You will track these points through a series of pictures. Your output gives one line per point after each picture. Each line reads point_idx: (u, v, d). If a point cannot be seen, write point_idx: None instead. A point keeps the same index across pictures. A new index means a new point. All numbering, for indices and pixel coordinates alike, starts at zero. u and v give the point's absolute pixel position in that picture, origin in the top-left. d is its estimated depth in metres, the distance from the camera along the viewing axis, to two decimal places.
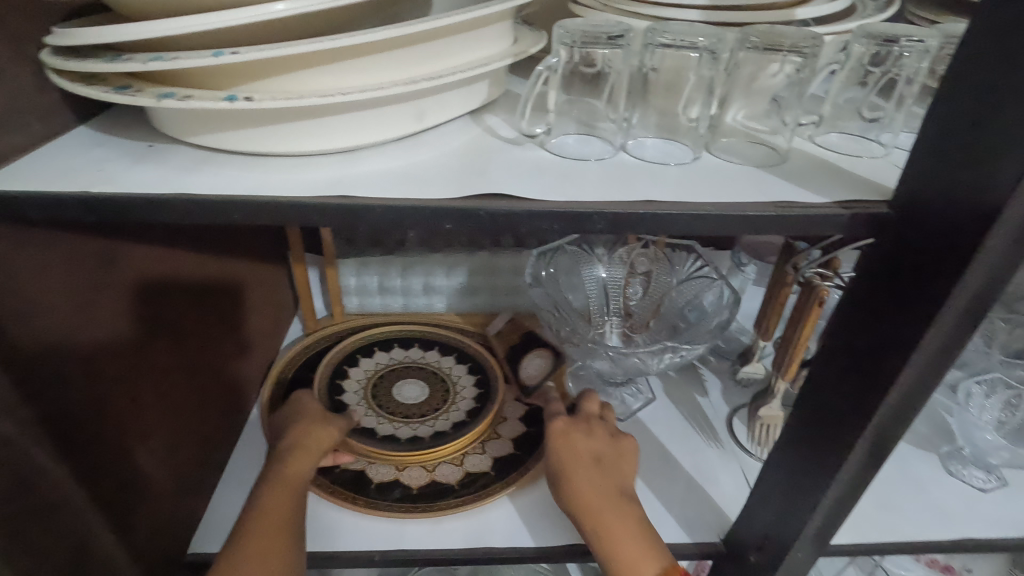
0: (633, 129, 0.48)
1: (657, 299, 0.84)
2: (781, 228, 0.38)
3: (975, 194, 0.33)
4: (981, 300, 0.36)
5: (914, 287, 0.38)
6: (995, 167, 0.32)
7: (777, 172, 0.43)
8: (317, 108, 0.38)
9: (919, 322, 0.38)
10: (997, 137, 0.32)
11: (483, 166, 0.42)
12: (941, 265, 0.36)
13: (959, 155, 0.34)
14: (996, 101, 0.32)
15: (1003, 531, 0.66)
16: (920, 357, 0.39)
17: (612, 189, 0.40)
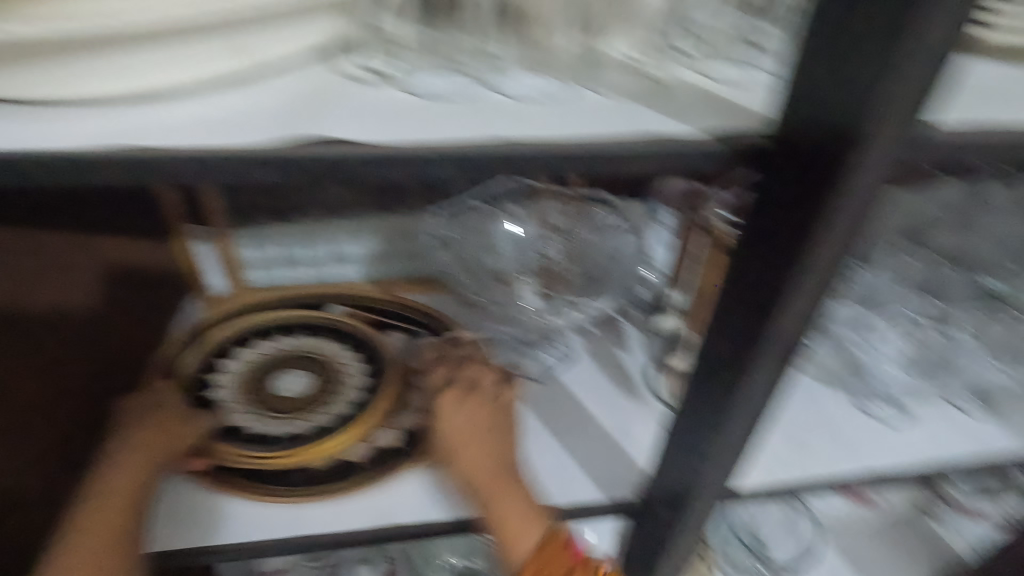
0: (503, 61, 0.43)
1: (576, 252, 0.81)
2: (647, 165, 0.35)
3: (846, 111, 0.32)
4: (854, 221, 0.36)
5: (791, 218, 0.36)
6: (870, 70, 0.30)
7: (655, 103, 0.39)
8: (95, 37, 0.32)
9: (796, 252, 0.37)
10: (863, 35, 0.30)
11: (321, 109, 0.37)
12: (813, 188, 0.34)
13: (832, 67, 0.31)
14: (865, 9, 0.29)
15: (903, 462, 0.68)
16: (800, 288, 0.38)
17: (463, 128, 0.35)
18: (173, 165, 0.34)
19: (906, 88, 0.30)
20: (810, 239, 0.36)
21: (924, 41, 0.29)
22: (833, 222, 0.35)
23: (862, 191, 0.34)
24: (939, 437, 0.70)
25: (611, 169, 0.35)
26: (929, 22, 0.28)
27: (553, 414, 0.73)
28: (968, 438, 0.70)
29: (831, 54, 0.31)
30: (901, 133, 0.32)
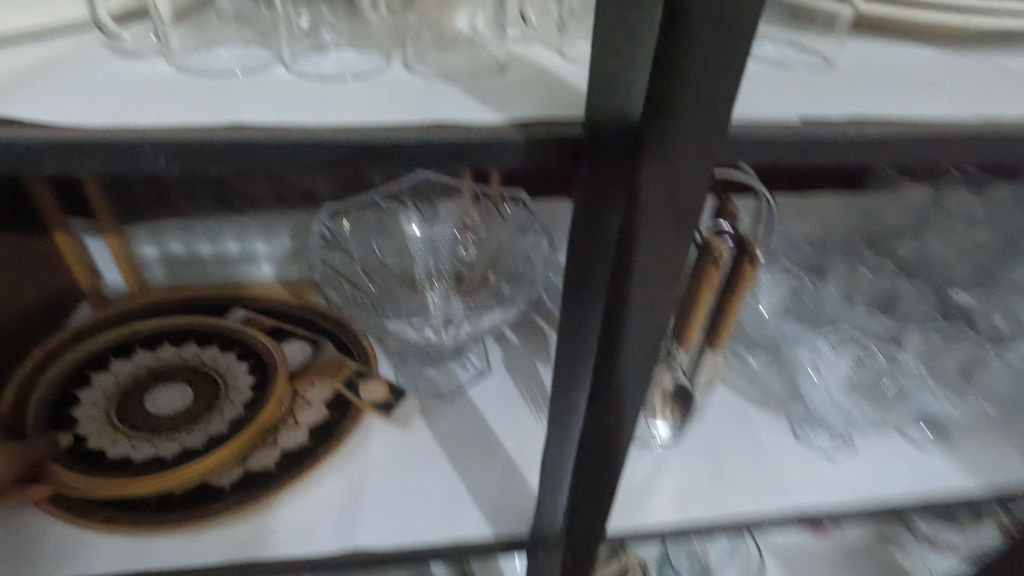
0: (314, 38, 0.36)
1: (493, 256, 0.72)
2: (440, 159, 0.28)
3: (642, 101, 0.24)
4: (678, 230, 0.29)
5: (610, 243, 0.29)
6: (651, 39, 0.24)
7: (472, 86, 0.32)
8: None
9: (619, 266, 0.31)
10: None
11: (38, 82, 0.29)
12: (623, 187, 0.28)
13: None
14: None
15: (837, 499, 0.61)
16: (634, 306, 0.32)
17: (213, 110, 0.28)
18: None
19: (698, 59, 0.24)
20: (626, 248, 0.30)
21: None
22: (648, 230, 0.29)
23: None
24: (884, 472, 0.63)
25: (387, 164, 0.28)
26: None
27: (454, 434, 0.65)
28: (916, 475, 0.63)
29: (630, 28, 0.26)
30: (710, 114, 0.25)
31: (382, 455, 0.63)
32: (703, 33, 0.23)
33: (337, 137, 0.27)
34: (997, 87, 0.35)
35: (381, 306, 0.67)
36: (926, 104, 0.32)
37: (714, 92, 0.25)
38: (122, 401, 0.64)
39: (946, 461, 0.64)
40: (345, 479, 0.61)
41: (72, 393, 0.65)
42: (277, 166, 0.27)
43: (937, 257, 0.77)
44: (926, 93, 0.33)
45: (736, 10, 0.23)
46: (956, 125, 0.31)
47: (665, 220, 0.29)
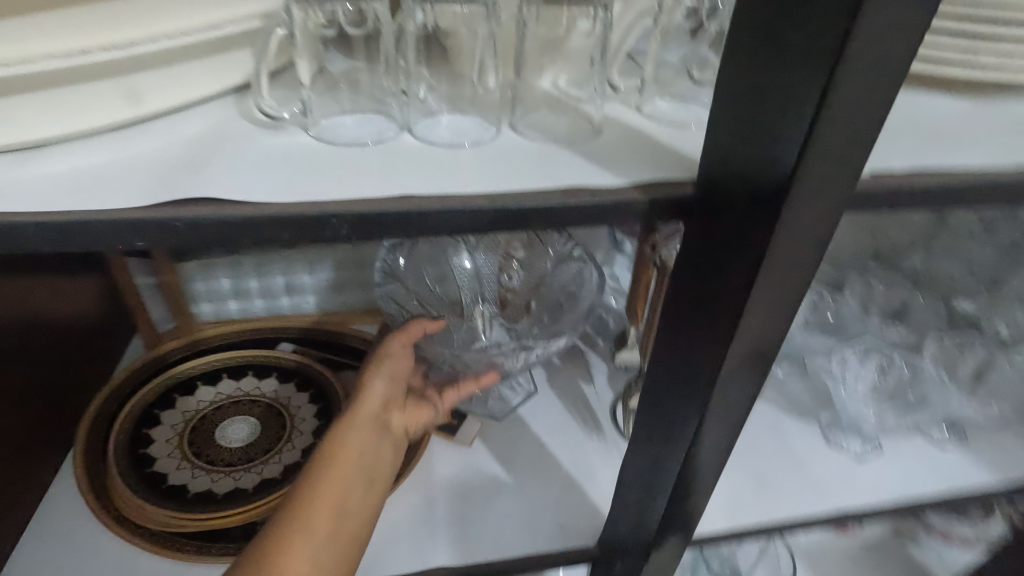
0: (423, 104, 0.40)
1: (538, 283, 0.76)
2: (574, 221, 0.32)
3: (766, 168, 0.28)
4: (785, 283, 0.32)
5: (719, 290, 0.34)
6: (784, 128, 0.27)
7: (580, 151, 0.36)
8: None
9: (727, 318, 0.34)
10: (777, 84, 0.27)
11: (204, 158, 0.33)
12: (740, 249, 0.31)
13: (746, 122, 0.28)
14: (778, 64, 0.26)
15: (874, 500, 0.66)
16: (738, 353, 0.35)
17: (369, 183, 0.32)
18: (9, 229, 0.27)
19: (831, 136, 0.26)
20: (739, 303, 0.32)
21: (849, 91, 0.25)
22: (762, 287, 0.31)
23: (792, 255, 0.31)
24: (909, 472, 0.69)
25: (530, 225, 0.32)
26: (846, 88, 0.25)
27: (512, 455, 0.69)
28: (941, 474, 0.68)
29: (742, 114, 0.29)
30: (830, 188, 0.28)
31: (446, 474, 0.66)
32: (832, 133, 0.26)
33: (490, 206, 0.31)
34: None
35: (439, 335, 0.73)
36: (968, 155, 0.37)
37: (836, 170, 0.28)
38: (191, 438, 0.67)
39: (967, 459, 0.69)
40: (415, 503, 0.64)
41: (145, 433, 0.66)
42: (436, 231, 0.31)
43: (942, 269, 0.83)
44: (966, 143, 0.38)
45: (860, 108, 0.26)
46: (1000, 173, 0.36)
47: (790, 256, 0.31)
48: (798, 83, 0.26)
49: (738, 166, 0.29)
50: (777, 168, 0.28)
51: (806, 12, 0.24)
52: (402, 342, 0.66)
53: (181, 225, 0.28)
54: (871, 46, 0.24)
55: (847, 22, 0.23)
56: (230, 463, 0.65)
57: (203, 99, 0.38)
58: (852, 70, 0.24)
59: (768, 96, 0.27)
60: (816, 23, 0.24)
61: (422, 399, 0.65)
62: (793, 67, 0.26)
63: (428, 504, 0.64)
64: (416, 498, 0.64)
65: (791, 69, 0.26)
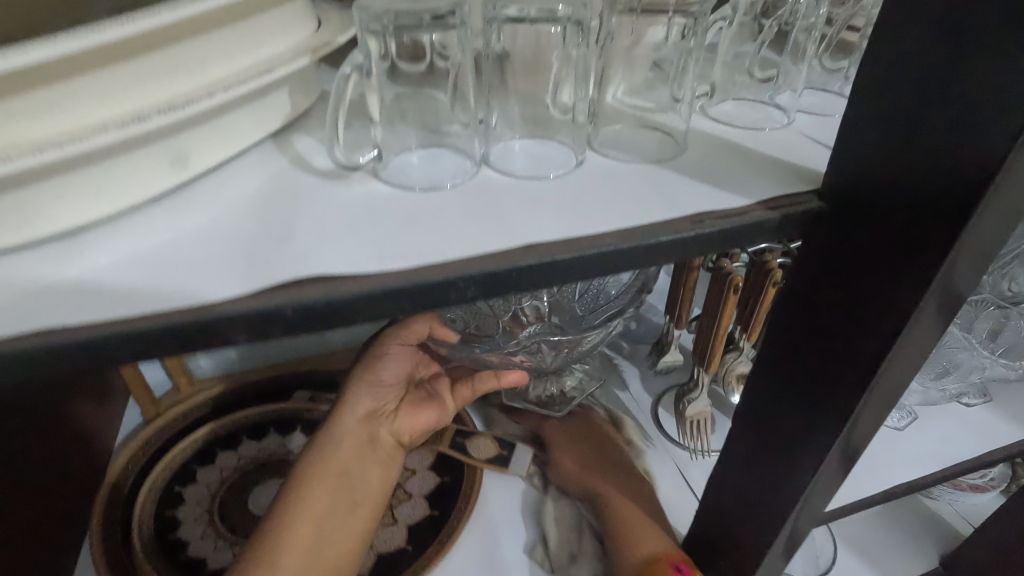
0: (494, 131, 0.36)
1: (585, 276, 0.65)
2: (706, 248, 0.29)
3: (946, 178, 0.25)
4: (958, 293, 0.29)
5: (867, 306, 0.32)
6: (983, 129, 0.24)
7: (683, 168, 0.34)
8: None
9: (884, 330, 0.31)
10: (962, 92, 0.24)
11: (284, 226, 0.28)
12: (910, 259, 0.28)
13: (918, 130, 0.26)
14: (966, 70, 0.24)
15: (925, 469, 0.66)
16: (888, 367, 0.32)
17: (479, 233, 0.28)
18: (85, 344, 0.23)
19: None
20: (902, 316, 0.30)
21: None
22: (929, 302, 0.29)
23: (969, 264, 0.28)
24: (949, 438, 0.70)
25: (661, 260, 0.29)
26: None
27: None
28: (978, 436, 0.70)
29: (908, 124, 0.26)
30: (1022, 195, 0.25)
31: (502, 504, 0.63)
32: None
33: (620, 247, 0.28)
34: None
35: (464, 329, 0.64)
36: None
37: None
38: (222, 513, 0.61)
39: (998, 419, 0.71)
40: (480, 543, 0.59)
41: (170, 516, 0.60)
42: (564, 280, 0.28)
43: None
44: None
45: None
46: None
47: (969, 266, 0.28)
48: (1006, 77, 0.23)
49: (904, 179, 0.27)
50: (961, 178, 0.25)
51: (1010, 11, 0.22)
52: (401, 341, 0.61)
53: (289, 311, 0.24)
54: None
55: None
56: None
57: (247, 149, 0.33)
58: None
59: (947, 104, 0.25)
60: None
61: (421, 403, 0.60)
62: (998, 59, 0.23)
63: (494, 541, 0.60)
64: (481, 537, 0.60)
65: (997, 62, 0.23)
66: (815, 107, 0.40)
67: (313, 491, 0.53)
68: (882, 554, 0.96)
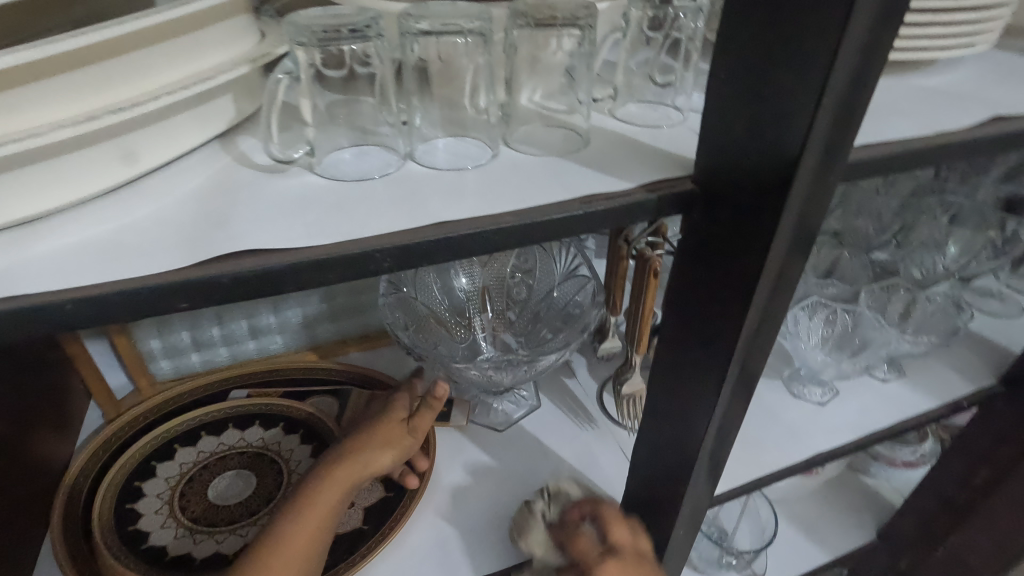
0: (419, 130, 0.40)
1: (544, 295, 0.76)
2: (595, 223, 0.34)
3: (766, 156, 0.31)
4: (794, 261, 0.36)
5: (730, 273, 0.37)
6: (791, 120, 0.29)
7: (582, 160, 0.39)
8: None
9: (744, 293, 0.36)
10: (774, 88, 0.30)
11: (225, 211, 0.32)
12: (754, 229, 0.34)
13: (747, 118, 0.32)
14: (776, 69, 0.30)
15: (842, 437, 0.73)
16: (754, 323, 0.38)
17: (395, 215, 0.32)
18: (44, 312, 0.26)
19: (826, 126, 0.29)
20: (754, 280, 0.35)
21: (839, 86, 0.28)
22: (774, 264, 0.35)
23: (797, 229, 0.33)
24: (864, 409, 0.77)
25: (554, 235, 0.34)
26: (837, 83, 0.28)
27: (514, 458, 0.70)
28: (889, 406, 0.77)
29: (742, 116, 0.32)
30: (827, 165, 0.31)
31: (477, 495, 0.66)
32: (828, 120, 0.29)
33: (516, 224, 0.32)
34: (935, 108, 0.46)
35: (440, 342, 0.71)
36: (909, 126, 0.43)
37: (834, 152, 0.31)
38: (181, 504, 0.64)
39: (905, 391, 0.79)
40: (431, 523, 0.63)
41: (130, 509, 0.62)
42: (471, 251, 0.32)
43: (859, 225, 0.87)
44: (902, 117, 0.45)
45: (850, 97, 0.29)
46: (939, 139, 0.42)
47: (799, 229, 0.34)
48: (803, 77, 0.28)
49: (739, 161, 0.33)
50: (777, 158, 0.31)
51: (800, 26, 0.28)
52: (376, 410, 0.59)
53: (226, 280, 0.28)
54: (861, 48, 0.27)
55: (839, 36, 0.26)
56: (229, 526, 0.63)
57: (193, 148, 0.37)
58: (847, 69, 0.27)
59: (765, 99, 0.31)
60: (813, 31, 0.27)
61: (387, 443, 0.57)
62: (795, 72, 0.29)
63: (443, 520, 0.63)
64: (431, 516, 0.64)
65: (797, 64, 0.28)
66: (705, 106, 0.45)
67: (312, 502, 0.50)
68: (820, 528, 1.04)
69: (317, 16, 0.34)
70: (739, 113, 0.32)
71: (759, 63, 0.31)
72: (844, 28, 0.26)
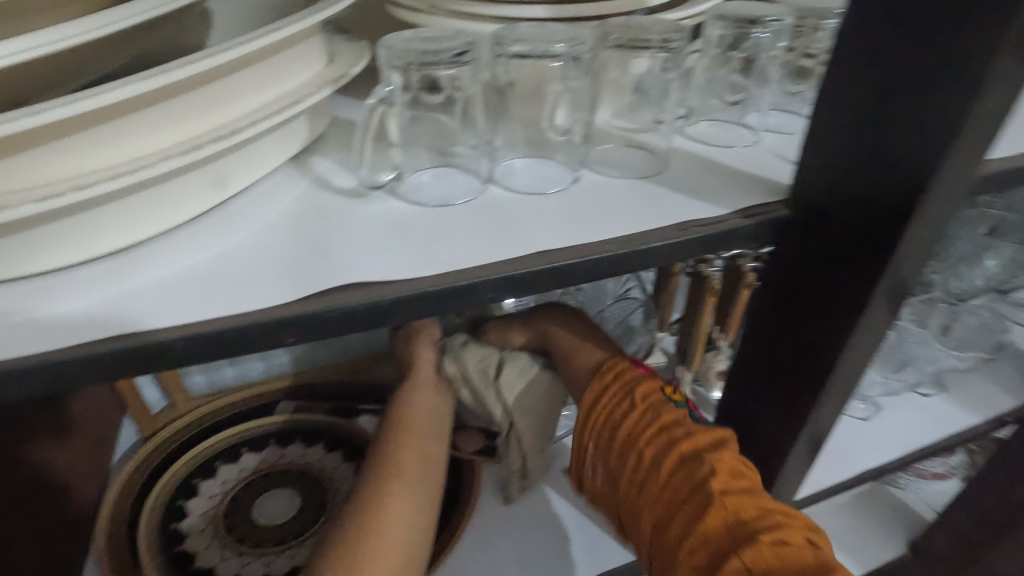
0: (497, 152, 0.39)
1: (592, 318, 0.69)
2: (692, 252, 0.33)
3: (886, 186, 0.31)
4: (896, 291, 0.35)
5: (830, 301, 0.36)
6: (920, 150, 0.29)
7: (668, 183, 0.38)
8: (61, 208, 0.26)
9: (846, 320, 0.36)
10: (900, 117, 0.29)
11: (317, 240, 0.31)
12: (865, 258, 0.33)
13: (864, 147, 0.31)
14: (903, 99, 0.29)
15: (888, 455, 0.72)
16: (852, 352, 0.37)
17: (492, 243, 0.32)
18: (153, 350, 0.26)
19: (960, 158, 0.28)
20: (862, 308, 0.34)
21: (978, 118, 0.27)
22: (883, 294, 0.34)
23: (914, 259, 0.32)
24: (909, 426, 0.76)
25: (653, 264, 0.33)
26: (977, 115, 0.26)
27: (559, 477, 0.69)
28: (933, 424, 0.76)
29: (859, 145, 0.31)
30: (953, 197, 0.30)
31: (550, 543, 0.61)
32: (963, 152, 0.28)
33: (619, 254, 0.31)
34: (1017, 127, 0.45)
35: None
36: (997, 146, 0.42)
37: (961, 184, 0.30)
38: (225, 524, 0.63)
39: (949, 407, 0.78)
40: (481, 540, 0.61)
41: (174, 530, 0.61)
42: (572, 281, 0.31)
43: None
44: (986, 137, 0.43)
45: (989, 128, 0.27)
46: None
47: (918, 258, 0.32)
48: (938, 110, 0.27)
49: (852, 189, 0.32)
50: (900, 188, 0.30)
51: (935, 56, 0.27)
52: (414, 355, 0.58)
53: (333, 316, 0.27)
54: (1008, 81, 0.26)
55: (986, 70, 0.25)
56: (275, 547, 0.61)
57: (272, 172, 0.36)
58: (990, 101, 0.26)
59: (888, 129, 0.30)
60: (952, 62, 0.26)
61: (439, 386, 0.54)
62: (927, 103, 0.28)
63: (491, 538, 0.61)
64: (480, 534, 0.62)
65: (931, 95, 0.27)
66: (780, 126, 0.45)
67: (388, 458, 0.46)
68: (852, 542, 1.03)
69: (409, 40, 0.33)
70: (853, 141, 0.32)
71: (881, 90, 0.30)
72: (992, 61, 0.25)
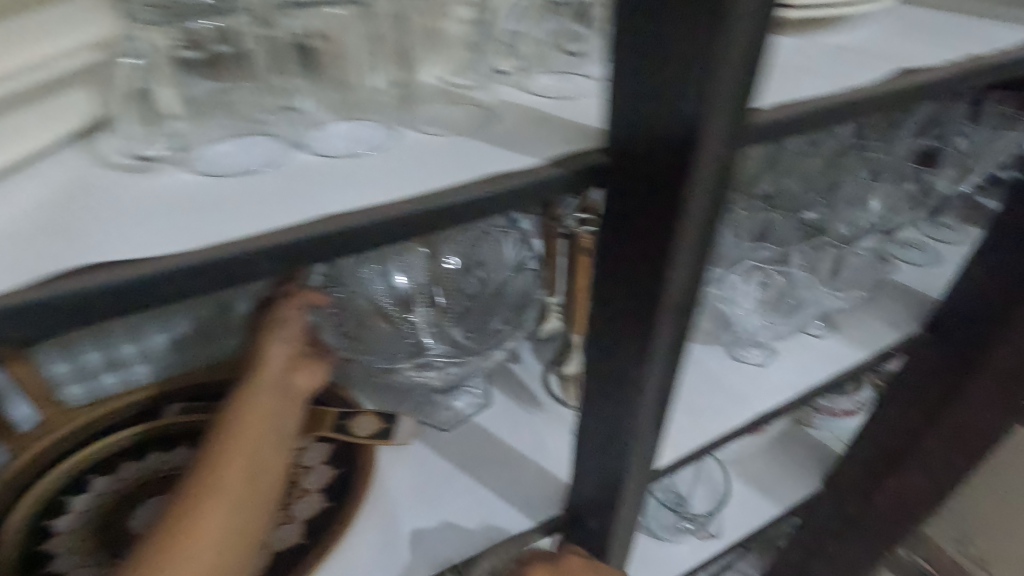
0: (309, 116, 0.37)
1: (494, 289, 0.72)
2: (500, 206, 0.32)
3: (672, 114, 0.31)
4: (705, 224, 0.35)
5: (645, 241, 0.36)
6: (692, 71, 0.29)
7: (486, 137, 0.36)
8: None
9: (661, 258, 0.36)
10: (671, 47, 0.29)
11: (80, 221, 0.28)
12: (666, 193, 0.33)
13: (648, 78, 0.31)
14: (672, 25, 0.29)
15: (780, 397, 0.75)
16: (671, 290, 0.37)
17: (278, 211, 0.29)
18: None
19: (727, 79, 0.29)
20: (672, 241, 0.35)
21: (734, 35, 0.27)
22: (687, 226, 0.34)
23: (709, 187, 0.33)
24: (802, 367, 0.79)
25: (458, 221, 0.31)
26: (732, 31, 0.27)
27: (460, 450, 0.68)
28: (823, 362, 0.79)
29: (642, 77, 0.31)
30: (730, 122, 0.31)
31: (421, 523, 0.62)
32: (729, 71, 0.28)
33: (416, 211, 0.30)
34: (846, 65, 0.46)
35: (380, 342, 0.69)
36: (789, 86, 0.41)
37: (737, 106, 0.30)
38: (102, 540, 0.59)
39: (837, 345, 0.82)
40: (375, 527, 0.61)
41: (43, 552, 0.57)
42: (367, 244, 0.30)
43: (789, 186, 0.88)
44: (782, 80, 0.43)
45: (748, 45, 0.28)
46: (849, 95, 0.41)
47: (711, 184, 0.33)
48: (700, 30, 0.28)
49: (645, 125, 0.32)
50: (684, 114, 0.30)
51: None
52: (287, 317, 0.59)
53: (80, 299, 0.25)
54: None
55: None
56: None
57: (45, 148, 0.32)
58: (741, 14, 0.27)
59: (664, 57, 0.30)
60: None
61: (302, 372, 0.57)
62: (689, 25, 0.28)
63: (388, 525, 0.62)
64: (375, 521, 0.62)
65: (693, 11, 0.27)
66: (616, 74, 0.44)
67: (217, 464, 0.45)
68: (773, 484, 1.08)
69: None
70: (639, 76, 0.31)
71: (653, 20, 0.29)
72: None
